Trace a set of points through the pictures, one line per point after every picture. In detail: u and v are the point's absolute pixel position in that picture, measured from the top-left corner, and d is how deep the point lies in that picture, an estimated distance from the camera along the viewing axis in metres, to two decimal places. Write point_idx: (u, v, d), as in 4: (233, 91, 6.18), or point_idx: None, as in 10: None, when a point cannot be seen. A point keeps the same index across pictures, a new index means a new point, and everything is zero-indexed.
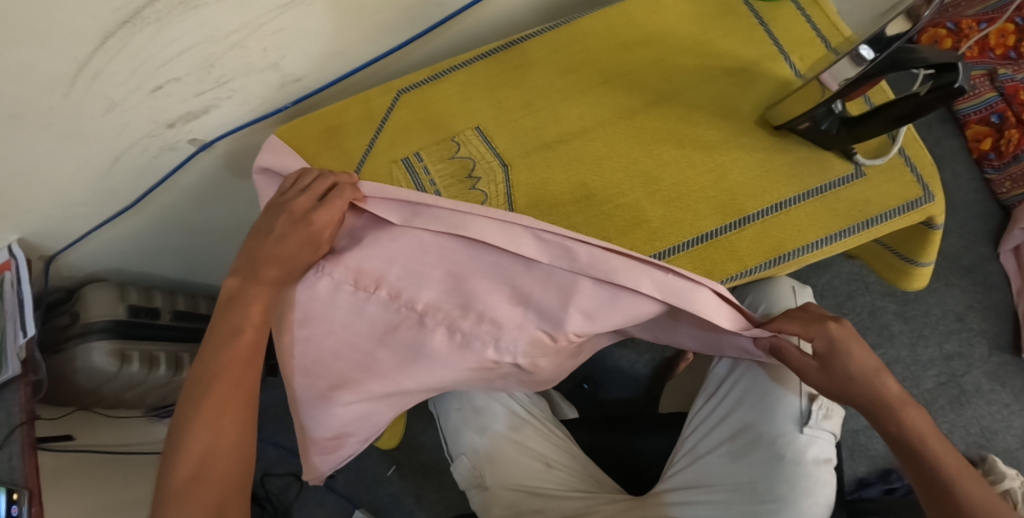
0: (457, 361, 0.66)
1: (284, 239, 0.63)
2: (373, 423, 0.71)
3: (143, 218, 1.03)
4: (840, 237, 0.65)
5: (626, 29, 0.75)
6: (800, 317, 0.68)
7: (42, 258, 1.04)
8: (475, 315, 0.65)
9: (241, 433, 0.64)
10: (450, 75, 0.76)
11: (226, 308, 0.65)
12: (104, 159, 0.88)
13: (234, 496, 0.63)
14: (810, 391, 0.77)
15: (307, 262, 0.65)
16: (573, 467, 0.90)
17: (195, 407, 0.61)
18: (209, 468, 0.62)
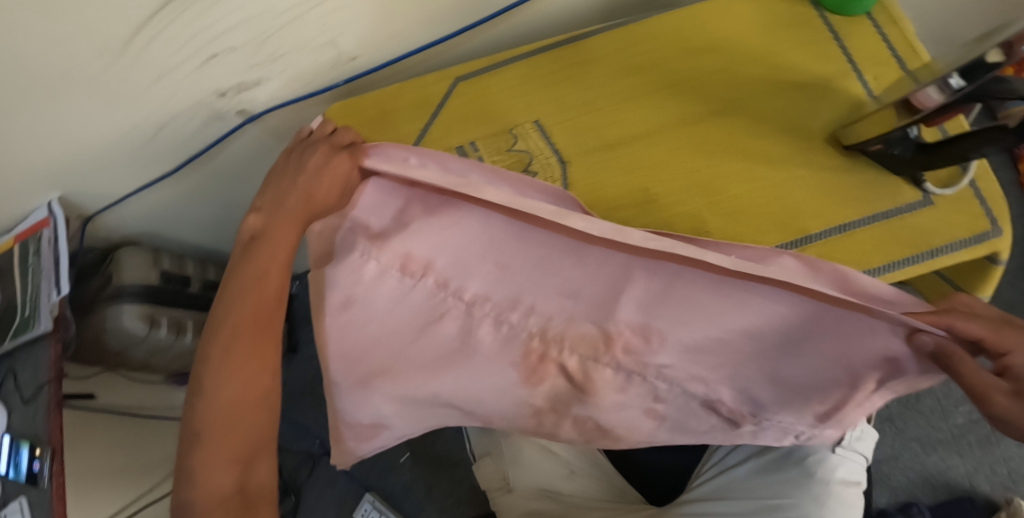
0: (501, 354, 0.67)
1: (320, 187, 0.62)
2: (413, 419, 0.70)
3: (183, 185, 1.04)
4: (903, 265, 0.63)
5: (694, 33, 0.73)
6: (986, 318, 0.53)
7: (80, 218, 1.04)
8: (523, 308, 0.66)
9: (271, 378, 0.61)
10: (510, 66, 0.75)
11: (249, 248, 0.62)
12: (151, 126, 0.88)
13: (264, 444, 0.61)
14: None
15: (333, 206, 0.64)
16: (596, 475, 0.89)
17: (223, 352, 0.59)
18: (238, 415, 0.59)
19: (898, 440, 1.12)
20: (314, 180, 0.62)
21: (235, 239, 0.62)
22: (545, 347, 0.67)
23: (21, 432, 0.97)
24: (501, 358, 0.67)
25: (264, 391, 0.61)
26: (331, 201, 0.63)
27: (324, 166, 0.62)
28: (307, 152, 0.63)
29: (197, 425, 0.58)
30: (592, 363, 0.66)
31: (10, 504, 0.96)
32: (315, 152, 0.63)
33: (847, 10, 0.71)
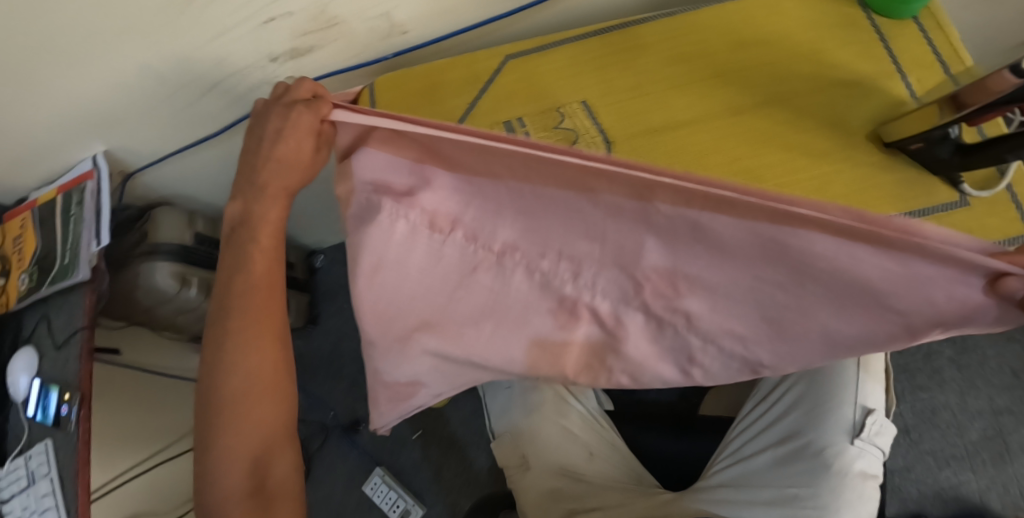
0: (538, 299, 0.70)
1: (286, 145, 0.63)
2: (444, 373, 0.76)
3: (225, 148, 1.07)
4: None
5: (743, 26, 0.74)
6: None
7: (122, 175, 1.08)
8: (554, 254, 0.67)
9: (274, 369, 0.69)
10: (560, 48, 0.77)
11: (236, 242, 0.67)
12: (202, 86, 0.91)
13: (275, 431, 0.70)
14: (865, 405, 0.76)
15: (309, 158, 0.65)
16: (614, 458, 0.90)
17: (227, 347, 0.66)
18: (246, 405, 0.67)
19: (910, 452, 1.12)
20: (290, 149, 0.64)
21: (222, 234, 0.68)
22: (578, 292, 0.69)
23: (51, 376, 1.00)
24: (539, 301, 0.70)
25: (270, 382, 0.69)
26: (306, 155, 0.64)
27: (291, 132, 0.62)
28: (263, 119, 0.65)
29: (218, 406, 0.67)
30: (623, 325, 0.70)
31: (34, 445, 0.98)
32: (271, 116, 0.64)
33: (894, 13, 0.72)
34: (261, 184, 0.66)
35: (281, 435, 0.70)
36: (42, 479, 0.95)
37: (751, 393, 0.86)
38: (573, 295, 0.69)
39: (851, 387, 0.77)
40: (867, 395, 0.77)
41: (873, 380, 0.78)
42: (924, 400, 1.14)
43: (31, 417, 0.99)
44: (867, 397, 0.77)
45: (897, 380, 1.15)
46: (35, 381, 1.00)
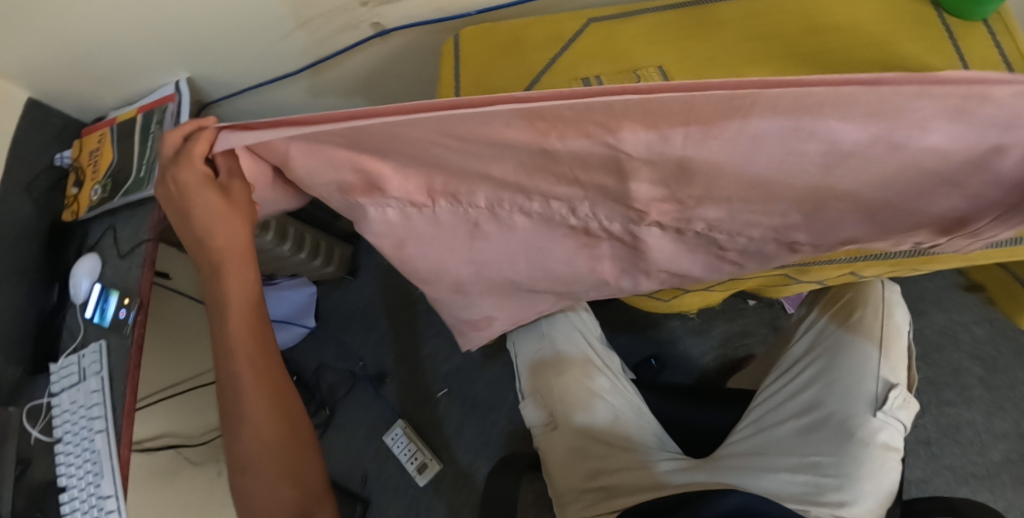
0: (577, 258, 0.72)
1: (199, 207, 0.70)
2: (496, 306, 0.81)
3: (298, 88, 1.12)
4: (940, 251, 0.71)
5: (817, 13, 0.78)
6: None
7: (199, 103, 1.14)
8: (539, 197, 0.65)
9: (280, 420, 0.76)
10: (641, 16, 0.81)
11: (220, 316, 0.74)
12: (291, 23, 0.96)
13: (301, 478, 0.77)
14: (887, 380, 0.78)
15: (220, 202, 0.70)
16: (640, 423, 0.89)
17: (239, 409, 0.74)
18: (264, 458, 0.75)
19: (930, 464, 1.13)
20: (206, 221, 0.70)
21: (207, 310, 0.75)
22: (583, 223, 0.67)
23: (111, 282, 1.04)
24: (551, 236, 0.69)
25: (280, 433, 0.76)
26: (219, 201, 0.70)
27: (191, 194, 0.69)
28: (168, 203, 0.72)
29: (242, 462, 0.75)
30: (671, 277, 0.73)
31: (88, 344, 1.02)
32: (170, 199, 0.71)
33: (965, 15, 0.75)
34: (221, 259, 0.73)
35: (311, 486, 0.78)
36: (93, 377, 0.99)
37: (773, 367, 0.88)
38: (580, 226, 0.67)
39: (875, 362, 0.80)
40: (891, 369, 0.79)
41: (896, 357, 0.80)
42: (948, 415, 1.15)
43: (89, 318, 1.03)
44: (892, 372, 0.79)
45: (922, 392, 1.17)
46: (96, 284, 1.04)
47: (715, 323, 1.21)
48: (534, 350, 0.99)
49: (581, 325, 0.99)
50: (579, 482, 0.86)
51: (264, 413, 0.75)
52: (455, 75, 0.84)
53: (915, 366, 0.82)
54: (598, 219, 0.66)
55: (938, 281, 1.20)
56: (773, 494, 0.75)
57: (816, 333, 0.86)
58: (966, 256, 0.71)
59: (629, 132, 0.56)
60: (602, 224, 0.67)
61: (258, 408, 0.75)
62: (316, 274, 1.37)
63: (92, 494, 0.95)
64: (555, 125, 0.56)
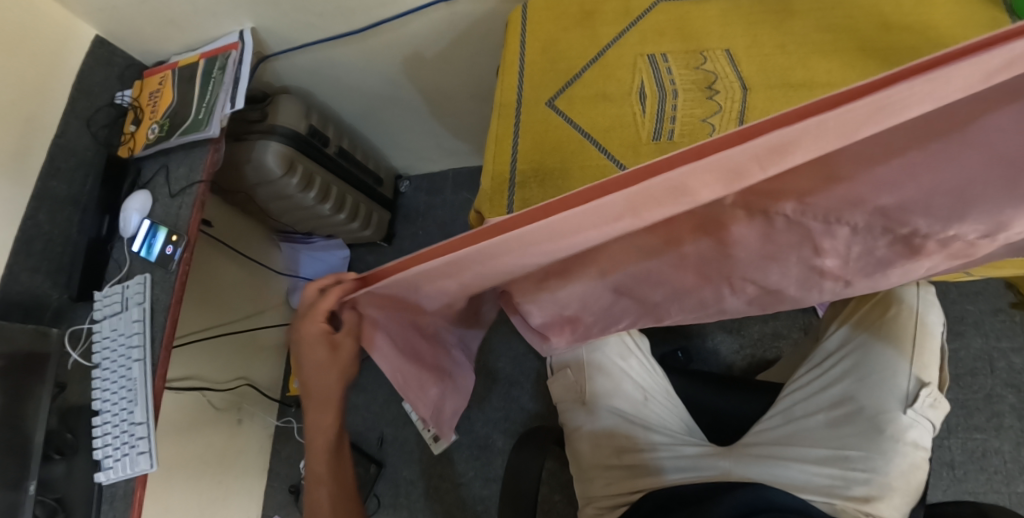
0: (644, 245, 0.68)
1: (321, 362, 0.69)
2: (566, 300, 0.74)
3: (356, 48, 1.14)
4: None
5: (891, 10, 0.77)
6: None
7: (259, 56, 1.17)
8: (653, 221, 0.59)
9: None
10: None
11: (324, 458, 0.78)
12: None
13: None
14: (920, 378, 0.78)
15: (345, 358, 0.69)
16: (667, 403, 0.89)
17: None
18: None
19: (952, 488, 1.12)
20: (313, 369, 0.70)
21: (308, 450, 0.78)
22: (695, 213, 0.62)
23: (161, 219, 1.07)
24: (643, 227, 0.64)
25: None
26: (341, 362, 0.69)
27: (304, 344, 0.68)
28: (296, 357, 0.70)
29: None
30: None
31: (133, 277, 1.05)
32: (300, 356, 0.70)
33: None
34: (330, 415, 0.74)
35: None
36: (135, 307, 1.01)
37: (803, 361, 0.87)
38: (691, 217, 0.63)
39: (906, 359, 0.79)
40: (922, 368, 0.79)
41: (929, 355, 0.80)
42: (976, 440, 1.13)
43: (136, 251, 1.05)
44: (923, 370, 0.78)
45: (951, 414, 1.15)
46: (145, 221, 1.07)
47: (746, 321, 1.21)
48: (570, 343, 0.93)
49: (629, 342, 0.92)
50: (604, 458, 0.85)
51: None
52: (522, 41, 0.85)
53: (946, 365, 0.81)
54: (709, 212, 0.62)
55: (977, 304, 1.19)
56: (796, 485, 0.75)
57: (849, 326, 0.85)
58: None
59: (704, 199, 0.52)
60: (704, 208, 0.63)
61: None
62: (351, 238, 1.47)
63: (124, 420, 0.98)
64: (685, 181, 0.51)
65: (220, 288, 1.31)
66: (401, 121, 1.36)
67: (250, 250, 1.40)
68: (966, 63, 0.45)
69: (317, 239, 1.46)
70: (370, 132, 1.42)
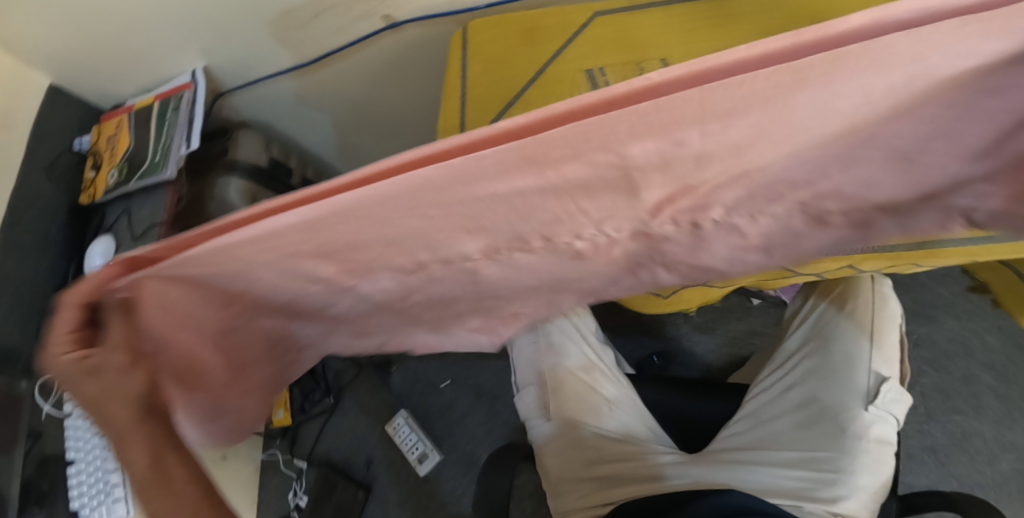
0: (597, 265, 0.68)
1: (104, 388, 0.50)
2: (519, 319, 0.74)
3: (311, 79, 1.14)
4: (986, 241, 0.66)
5: (829, 11, 0.77)
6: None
7: (214, 93, 1.17)
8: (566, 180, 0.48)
9: None
10: (652, 10, 0.82)
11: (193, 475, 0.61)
12: (306, 14, 0.98)
13: None
14: (880, 374, 0.77)
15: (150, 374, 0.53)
16: (636, 412, 0.88)
17: None
18: None
19: (935, 471, 1.11)
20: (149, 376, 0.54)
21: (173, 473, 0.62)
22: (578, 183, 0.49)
23: None
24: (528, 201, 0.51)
25: None
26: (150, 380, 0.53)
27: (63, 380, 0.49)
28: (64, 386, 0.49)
29: None
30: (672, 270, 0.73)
31: None
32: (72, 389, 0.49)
33: None
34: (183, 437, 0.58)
35: None
36: None
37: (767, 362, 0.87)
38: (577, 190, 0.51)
39: (865, 357, 0.79)
40: (881, 363, 0.78)
41: (889, 350, 0.80)
42: (955, 422, 1.13)
43: None
44: (882, 365, 0.78)
45: (929, 398, 1.15)
46: None
47: (720, 320, 1.21)
48: (536, 361, 0.94)
49: (591, 355, 0.93)
50: (575, 473, 0.84)
51: None
52: (464, 63, 0.86)
53: (906, 359, 0.81)
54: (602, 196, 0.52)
55: (948, 286, 1.19)
56: (768, 491, 0.74)
57: (807, 327, 0.85)
58: (997, 248, 0.66)
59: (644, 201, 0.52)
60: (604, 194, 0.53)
61: None
62: None
63: (97, 465, 0.99)
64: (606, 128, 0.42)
65: None
66: (366, 146, 1.36)
67: None
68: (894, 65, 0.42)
69: None
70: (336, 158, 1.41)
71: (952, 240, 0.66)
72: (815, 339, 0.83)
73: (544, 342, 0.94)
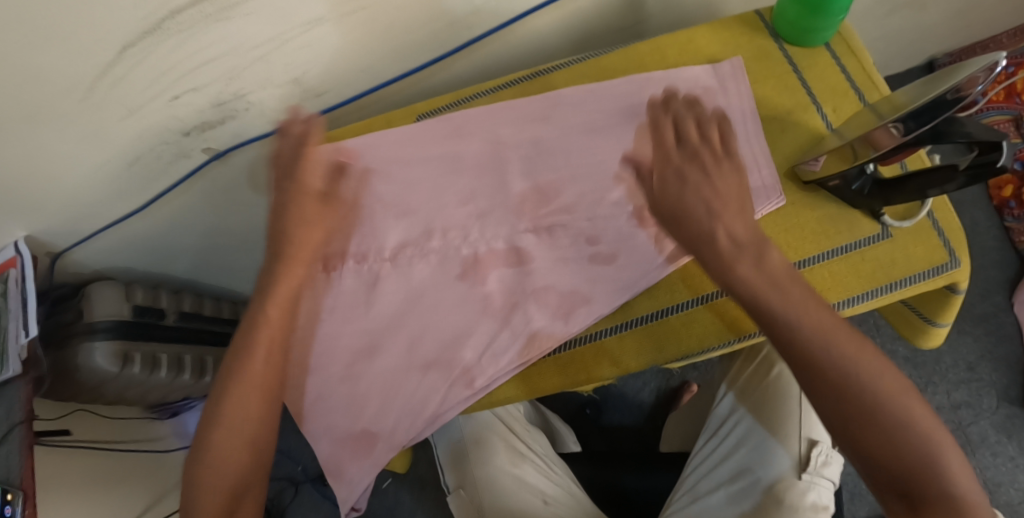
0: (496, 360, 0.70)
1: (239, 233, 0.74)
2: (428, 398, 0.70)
3: (154, 220, 1.02)
4: (862, 299, 0.66)
5: (656, 66, 0.78)
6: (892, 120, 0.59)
7: (48, 256, 1.01)
8: (435, 235, 0.75)
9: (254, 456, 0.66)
10: (473, 100, 0.81)
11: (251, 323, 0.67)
12: (118, 164, 0.88)
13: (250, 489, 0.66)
14: (811, 437, 0.78)
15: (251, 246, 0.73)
16: (572, 503, 0.83)
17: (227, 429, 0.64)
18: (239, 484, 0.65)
19: None
20: (240, 349, 0.66)
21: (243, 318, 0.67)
22: (473, 249, 0.74)
23: None
24: (445, 282, 0.73)
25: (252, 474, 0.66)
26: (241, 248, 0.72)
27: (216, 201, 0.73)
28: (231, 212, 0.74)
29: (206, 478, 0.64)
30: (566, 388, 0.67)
31: None
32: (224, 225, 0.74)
33: (803, 42, 0.75)
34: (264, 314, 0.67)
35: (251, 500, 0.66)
36: None
37: (703, 431, 0.89)
38: (472, 255, 0.74)
39: (795, 421, 0.80)
40: (811, 427, 0.79)
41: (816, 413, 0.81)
42: None
43: None
44: (812, 429, 0.79)
45: None
46: None
47: None
48: (464, 463, 0.88)
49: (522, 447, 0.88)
50: None
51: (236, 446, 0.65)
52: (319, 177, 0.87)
53: None
54: (485, 241, 0.74)
55: None
56: None
57: (736, 394, 0.87)
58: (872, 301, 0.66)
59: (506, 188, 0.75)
60: (489, 247, 0.74)
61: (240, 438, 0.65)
62: None
63: None
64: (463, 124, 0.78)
65: (100, 475, 1.14)
66: (238, 263, 1.25)
67: (123, 436, 1.24)
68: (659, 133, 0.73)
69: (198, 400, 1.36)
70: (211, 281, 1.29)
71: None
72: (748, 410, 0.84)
73: (467, 443, 0.88)
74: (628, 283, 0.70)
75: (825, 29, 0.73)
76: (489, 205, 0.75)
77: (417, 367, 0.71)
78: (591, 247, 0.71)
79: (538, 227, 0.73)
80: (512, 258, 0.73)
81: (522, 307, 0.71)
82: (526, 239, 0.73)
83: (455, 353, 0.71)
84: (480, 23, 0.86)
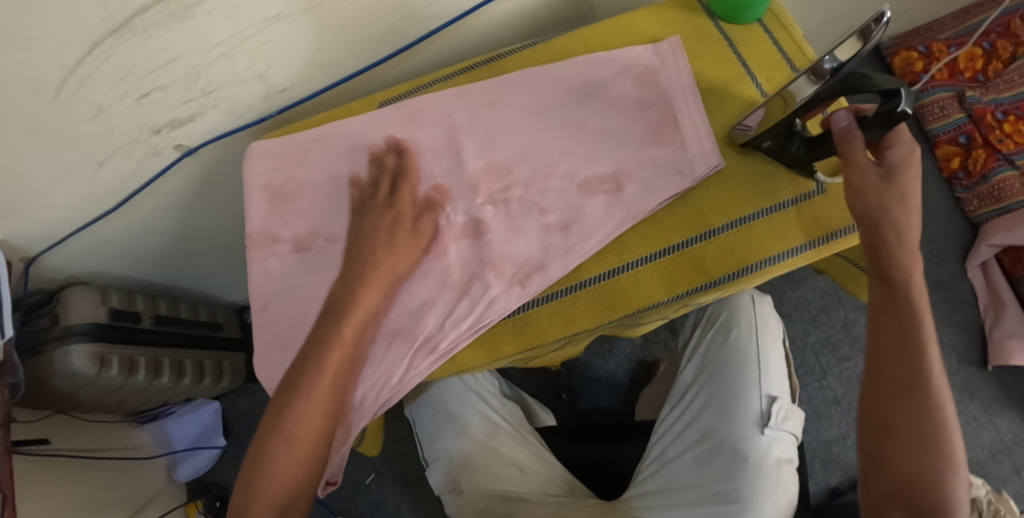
0: (456, 325, 0.73)
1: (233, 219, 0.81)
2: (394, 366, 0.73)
3: (127, 221, 1.03)
4: (799, 251, 0.73)
5: (600, 48, 0.83)
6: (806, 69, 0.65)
7: (22, 262, 1.02)
8: None
9: (302, 472, 0.70)
10: (431, 87, 0.85)
11: (317, 347, 0.70)
12: (89, 165, 0.90)
13: (294, 502, 0.70)
14: (769, 394, 0.81)
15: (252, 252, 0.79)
16: (545, 471, 0.86)
17: (282, 439, 0.69)
18: (287, 498, 0.70)
19: (845, 420, 1.17)
20: (312, 369, 0.70)
21: (314, 335, 0.71)
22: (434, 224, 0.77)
23: None
24: None
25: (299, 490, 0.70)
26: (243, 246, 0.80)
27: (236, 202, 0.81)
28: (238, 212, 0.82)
29: (256, 487, 0.69)
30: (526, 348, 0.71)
31: None
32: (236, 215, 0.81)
33: (738, 20, 0.81)
34: (336, 339, 0.70)
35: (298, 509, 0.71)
36: None
37: (668, 398, 0.91)
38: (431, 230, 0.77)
39: (755, 380, 0.83)
40: (770, 384, 0.83)
41: (773, 369, 0.84)
42: (849, 369, 1.19)
43: None
44: (769, 385, 0.82)
45: (819, 354, 1.21)
46: None
47: (615, 339, 1.20)
48: (441, 436, 0.90)
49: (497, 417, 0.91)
50: None
51: (286, 461, 0.69)
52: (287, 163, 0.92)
53: (793, 374, 0.86)
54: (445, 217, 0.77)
55: None
56: None
57: (698, 360, 0.89)
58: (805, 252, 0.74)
59: (463, 169, 0.78)
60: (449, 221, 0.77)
61: (291, 456, 0.69)
62: (212, 393, 1.38)
63: None
64: (416, 110, 0.81)
65: (80, 480, 1.15)
66: (213, 265, 1.27)
67: (102, 446, 1.24)
68: (607, 113, 0.78)
69: (178, 405, 1.38)
70: (188, 286, 1.30)
71: (756, 264, 0.73)
72: (711, 371, 0.86)
73: (443, 418, 0.90)
74: (579, 249, 0.74)
75: (757, 5, 0.79)
76: (446, 186, 0.78)
77: (381, 337, 0.74)
78: (545, 218, 0.75)
79: (494, 201, 0.77)
80: (470, 232, 0.76)
81: (480, 278, 0.74)
82: (484, 211, 0.76)
83: (419, 323, 0.74)
84: (436, 15, 0.90)
